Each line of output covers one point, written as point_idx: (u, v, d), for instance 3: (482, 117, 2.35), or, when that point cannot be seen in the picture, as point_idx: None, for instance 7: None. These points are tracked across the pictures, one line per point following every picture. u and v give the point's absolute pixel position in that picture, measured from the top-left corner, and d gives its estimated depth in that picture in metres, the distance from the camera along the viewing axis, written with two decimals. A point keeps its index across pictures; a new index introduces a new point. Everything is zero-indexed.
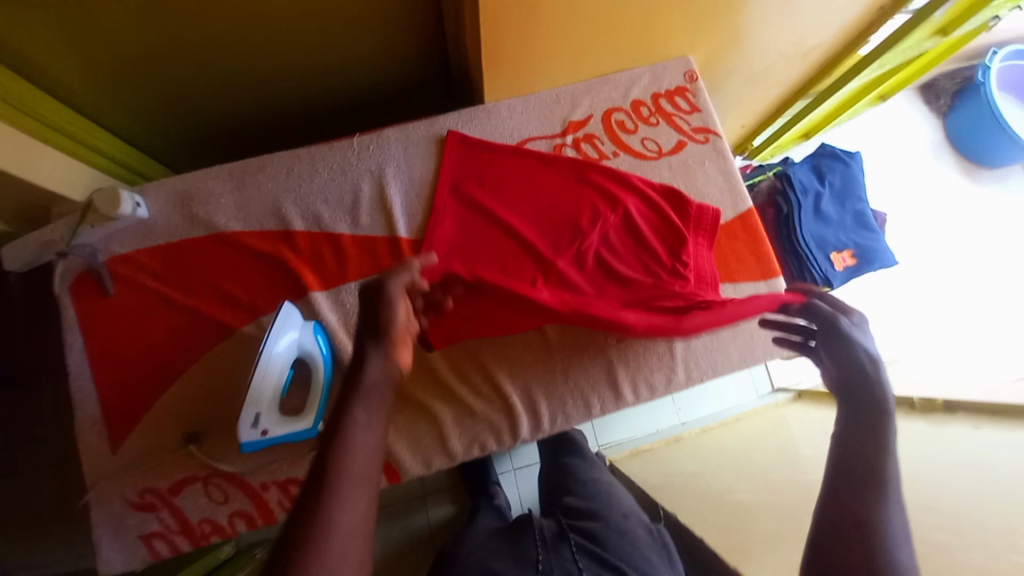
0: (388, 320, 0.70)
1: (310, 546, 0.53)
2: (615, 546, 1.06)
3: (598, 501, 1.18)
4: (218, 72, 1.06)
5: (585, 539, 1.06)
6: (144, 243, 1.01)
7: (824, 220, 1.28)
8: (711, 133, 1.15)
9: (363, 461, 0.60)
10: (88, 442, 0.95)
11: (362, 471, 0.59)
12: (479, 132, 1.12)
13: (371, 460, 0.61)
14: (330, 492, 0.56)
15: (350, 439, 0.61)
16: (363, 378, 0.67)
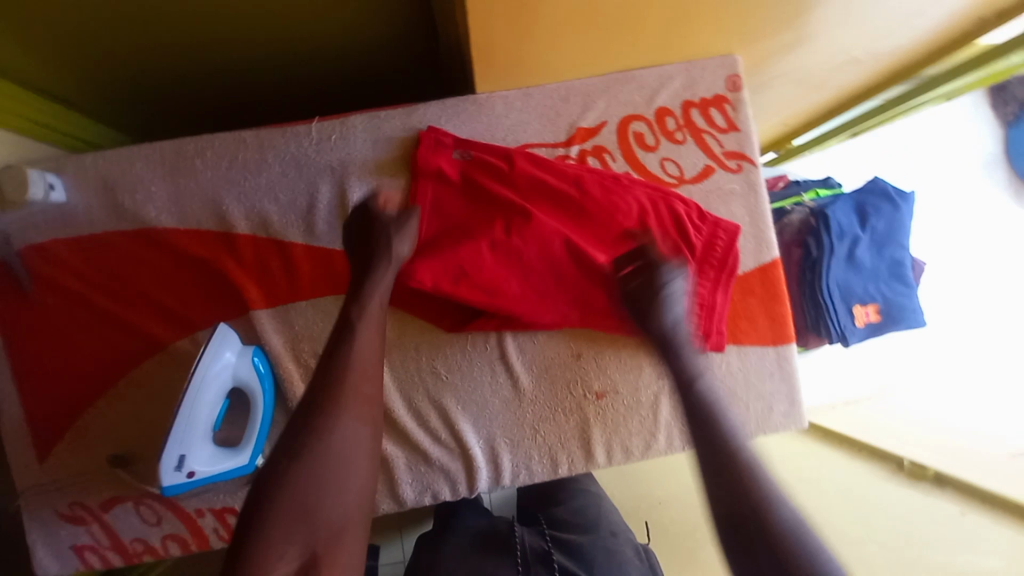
0: (379, 236, 0.79)
1: (309, 436, 0.61)
2: (601, 568, 0.92)
3: (585, 515, 1.05)
4: (142, 32, 0.85)
5: (569, 559, 0.93)
6: (64, 233, 0.87)
7: (855, 268, 1.11)
8: (746, 160, 0.95)
9: (365, 355, 0.68)
10: (14, 451, 0.88)
11: (365, 363, 0.67)
12: (465, 131, 0.92)
13: (357, 453, 0.63)
14: (330, 398, 0.63)
15: (352, 333, 0.69)
16: (359, 286, 0.74)
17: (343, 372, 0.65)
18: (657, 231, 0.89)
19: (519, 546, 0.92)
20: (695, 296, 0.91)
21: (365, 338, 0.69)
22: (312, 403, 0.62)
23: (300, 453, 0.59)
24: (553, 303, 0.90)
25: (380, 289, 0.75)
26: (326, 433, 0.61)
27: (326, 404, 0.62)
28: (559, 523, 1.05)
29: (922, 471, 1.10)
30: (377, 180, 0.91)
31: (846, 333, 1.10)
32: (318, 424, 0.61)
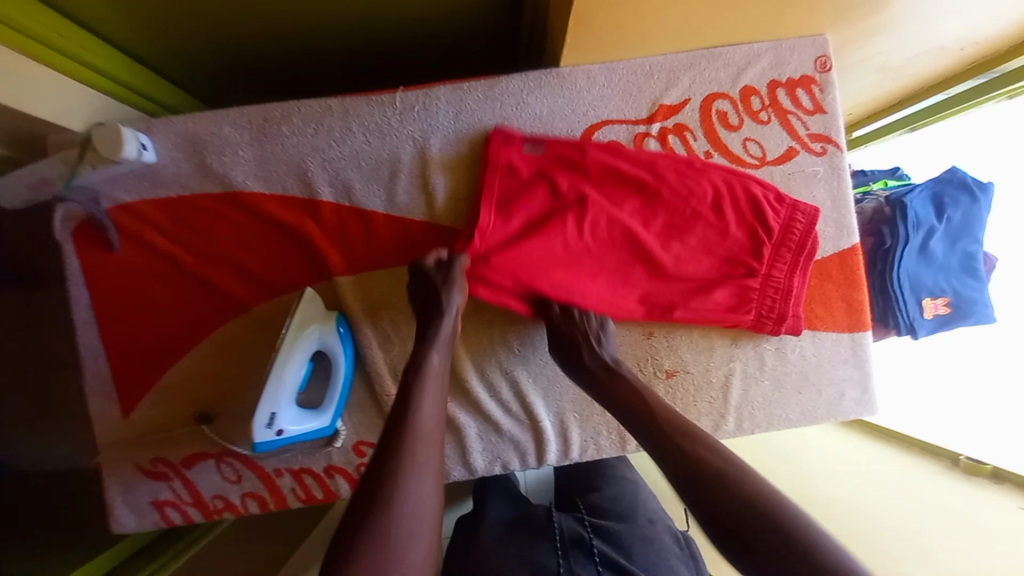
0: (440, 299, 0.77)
1: (375, 499, 0.53)
2: (641, 558, 0.83)
3: (621, 503, 0.96)
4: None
5: (608, 545, 0.84)
6: (152, 192, 0.89)
7: (927, 260, 1.09)
8: (831, 143, 0.93)
9: (431, 428, 0.62)
10: (95, 402, 0.90)
11: (429, 435, 0.61)
12: (547, 106, 0.91)
13: (426, 522, 0.54)
14: (401, 462, 0.57)
15: (418, 407, 0.64)
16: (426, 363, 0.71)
17: (406, 439, 0.59)
18: (731, 217, 0.86)
19: (557, 529, 0.85)
20: (768, 278, 0.89)
21: (427, 403, 0.64)
22: (377, 465, 0.56)
23: (370, 512, 0.52)
24: (626, 298, 0.89)
25: (440, 348, 0.74)
26: (391, 499, 0.53)
27: (391, 469, 0.56)
28: (598, 510, 0.95)
29: (979, 467, 1.06)
30: (458, 152, 0.91)
31: (915, 326, 1.09)
32: (386, 492, 0.54)
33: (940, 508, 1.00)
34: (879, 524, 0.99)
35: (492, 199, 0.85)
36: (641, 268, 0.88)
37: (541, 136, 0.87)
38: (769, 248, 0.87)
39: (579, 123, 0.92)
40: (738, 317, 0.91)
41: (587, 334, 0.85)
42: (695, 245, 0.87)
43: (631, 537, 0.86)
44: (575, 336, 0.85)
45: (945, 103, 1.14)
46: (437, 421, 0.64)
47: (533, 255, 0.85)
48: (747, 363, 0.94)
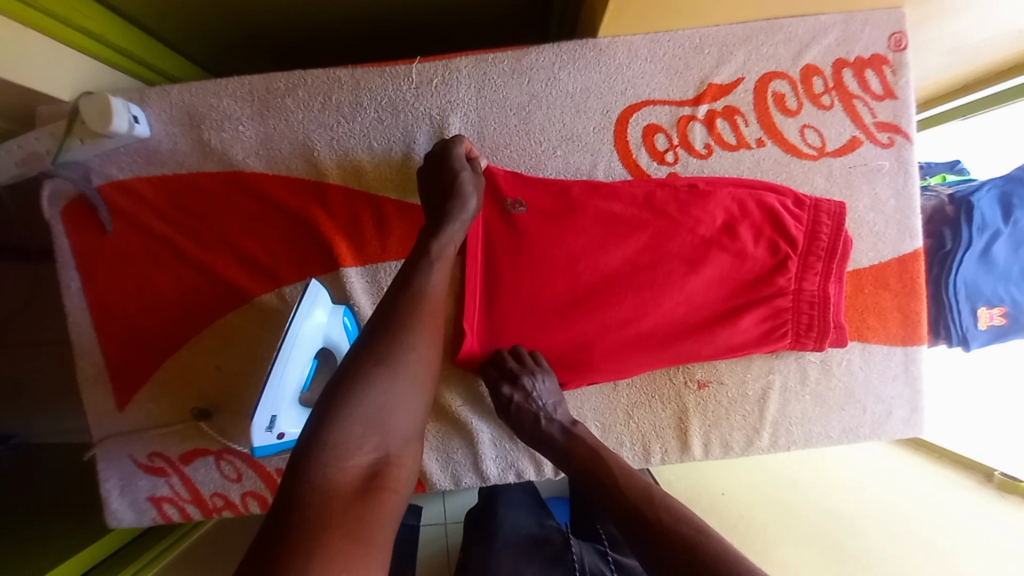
0: (455, 168, 0.72)
1: (381, 356, 0.55)
2: None
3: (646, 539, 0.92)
4: None
5: None
6: (146, 171, 0.82)
7: (987, 267, 0.97)
8: (901, 133, 0.83)
9: (442, 297, 0.62)
10: (91, 395, 0.85)
11: (439, 304, 0.61)
12: (581, 82, 0.81)
13: (426, 383, 0.57)
14: (407, 322, 0.57)
15: (431, 272, 0.62)
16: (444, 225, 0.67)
17: (415, 300, 0.59)
18: (747, 236, 0.80)
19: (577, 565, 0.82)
20: (800, 291, 0.81)
21: (440, 273, 0.62)
22: (382, 322, 0.57)
23: (379, 359, 0.54)
24: (641, 333, 0.82)
25: (462, 219, 0.69)
26: (398, 356, 0.55)
27: (398, 328, 0.57)
28: (620, 543, 0.90)
29: (1014, 485, 1.01)
30: (480, 133, 0.82)
31: (966, 337, 1.00)
32: (386, 351, 0.55)
33: (971, 523, 0.97)
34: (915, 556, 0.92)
35: (482, 269, 0.81)
36: (654, 304, 0.81)
37: (525, 189, 0.80)
38: (796, 260, 0.80)
39: (616, 102, 0.82)
40: (774, 341, 0.82)
41: (538, 412, 0.76)
42: (710, 278, 0.81)
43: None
44: (528, 410, 0.76)
45: (992, 98, 1.05)
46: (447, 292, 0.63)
47: (530, 304, 0.81)
48: (786, 377, 0.86)
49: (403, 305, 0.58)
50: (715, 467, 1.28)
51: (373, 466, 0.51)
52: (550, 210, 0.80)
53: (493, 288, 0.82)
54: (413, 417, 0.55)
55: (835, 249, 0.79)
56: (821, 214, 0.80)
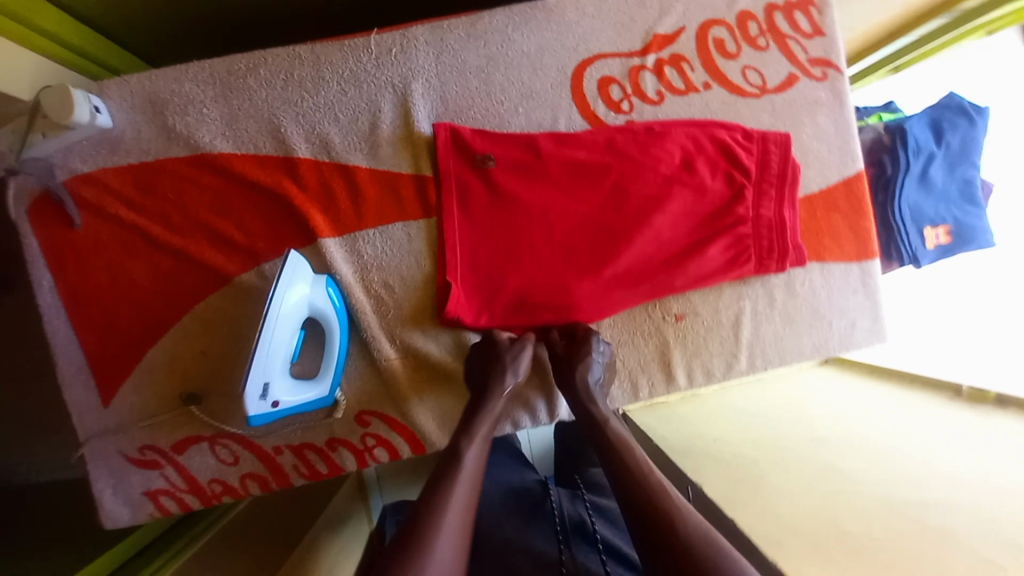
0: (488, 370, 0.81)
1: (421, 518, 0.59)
2: None
3: None
4: None
5: (605, 523, 0.86)
6: (111, 161, 0.82)
7: (926, 188, 1.07)
8: (832, 67, 0.90)
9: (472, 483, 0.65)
10: (73, 395, 0.83)
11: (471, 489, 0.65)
12: (534, 43, 0.86)
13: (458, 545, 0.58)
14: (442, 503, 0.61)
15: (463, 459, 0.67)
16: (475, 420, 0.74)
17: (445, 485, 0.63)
18: (705, 171, 0.86)
19: (558, 513, 0.85)
20: (757, 217, 0.86)
21: (471, 455, 0.68)
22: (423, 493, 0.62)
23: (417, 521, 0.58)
24: (616, 274, 0.86)
25: (489, 417, 0.75)
26: (433, 525, 0.58)
27: (432, 502, 0.60)
28: (597, 488, 0.99)
29: (982, 395, 1.06)
30: (443, 97, 0.85)
31: (917, 256, 1.08)
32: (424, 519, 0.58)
33: (938, 431, 1.03)
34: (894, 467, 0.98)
35: (459, 226, 0.85)
36: (626, 244, 0.85)
37: (493, 144, 0.84)
38: (750, 189, 0.86)
39: (570, 59, 0.86)
40: (738, 268, 0.88)
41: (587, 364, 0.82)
42: (676, 214, 0.86)
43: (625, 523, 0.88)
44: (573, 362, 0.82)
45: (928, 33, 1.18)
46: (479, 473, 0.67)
47: (507, 255, 0.85)
48: (756, 302, 0.92)
49: (465, 436, 0.70)
50: (707, 422, 1.32)
51: None
52: (518, 163, 0.84)
53: (472, 242, 0.85)
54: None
55: (785, 175, 0.86)
56: (766, 145, 0.86)
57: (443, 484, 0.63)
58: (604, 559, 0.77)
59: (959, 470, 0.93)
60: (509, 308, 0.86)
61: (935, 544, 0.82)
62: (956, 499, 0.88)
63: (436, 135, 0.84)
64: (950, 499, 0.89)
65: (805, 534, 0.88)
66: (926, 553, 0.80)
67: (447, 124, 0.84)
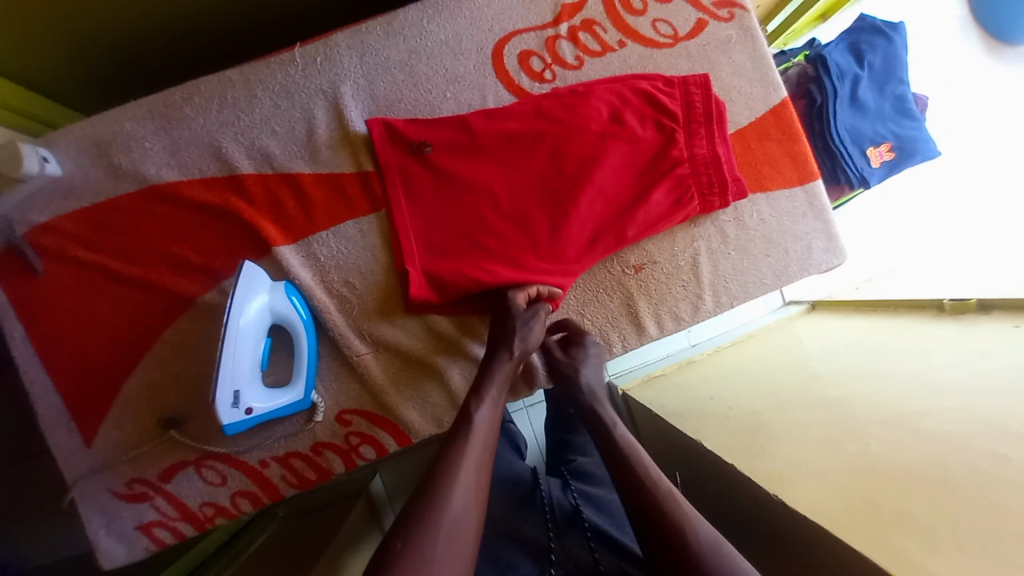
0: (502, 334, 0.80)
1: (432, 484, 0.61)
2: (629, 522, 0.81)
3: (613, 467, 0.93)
4: None
5: (596, 512, 0.81)
6: (65, 208, 0.85)
7: (861, 110, 1.10)
8: (737, 7, 0.94)
9: (484, 445, 0.67)
10: (55, 441, 0.84)
11: (482, 451, 0.66)
12: (451, 30, 0.90)
13: (472, 508, 0.60)
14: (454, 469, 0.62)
15: (474, 426, 0.68)
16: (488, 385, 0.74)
17: (456, 452, 0.65)
18: (634, 121, 0.88)
19: (546, 503, 0.83)
20: (693, 156, 0.89)
21: (482, 421, 0.69)
22: (434, 466, 0.63)
23: (427, 488, 0.60)
24: (567, 234, 0.87)
25: (499, 379, 0.75)
26: (445, 495, 0.59)
27: (444, 470, 0.62)
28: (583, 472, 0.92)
29: (965, 305, 1.00)
30: (373, 95, 0.89)
31: (866, 176, 1.09)
32: (436, 489, 0.60)
33: (923, 341, 0.99)
34: (885, 382, 0.93)
35: (408, 215, 0.88)
36: (571, 203, 0.87)
37: (427, 131, 0.87)
38: (681, 131, 0.88)
39: (487, 39, 0.90)
40: (684, 208, 0.89)
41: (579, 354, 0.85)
42: (614, 167, 0.88)
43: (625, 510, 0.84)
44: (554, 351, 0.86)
45: None
46: (491, 439, 0.69)
47: (457, 232, 0.87)
48: (709, 240, 0.93)
49: (470, 402, 0.71)
50: (704, 384, 1.27)
51: None
52: (454, 144, 0.87)
53: (423, 225, 0.88)
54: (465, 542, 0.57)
55: (717, 110, 0.88)
56: (690, 88, 0.89)
57: (452, 447, 0.66)
58: (591, 547, 0.74)
59: (951, 374, 0.88)
60: (459, 278, 0.85)
61: (929, 445, 0.76)
62: (950, 402, 0.81)
63: (371, 132, 0.87)
64: (943, 406, 0.81)
65: (809, 469, 0.84)
66: (930, 455, 0.75)
67: (380, 119, 0.88)
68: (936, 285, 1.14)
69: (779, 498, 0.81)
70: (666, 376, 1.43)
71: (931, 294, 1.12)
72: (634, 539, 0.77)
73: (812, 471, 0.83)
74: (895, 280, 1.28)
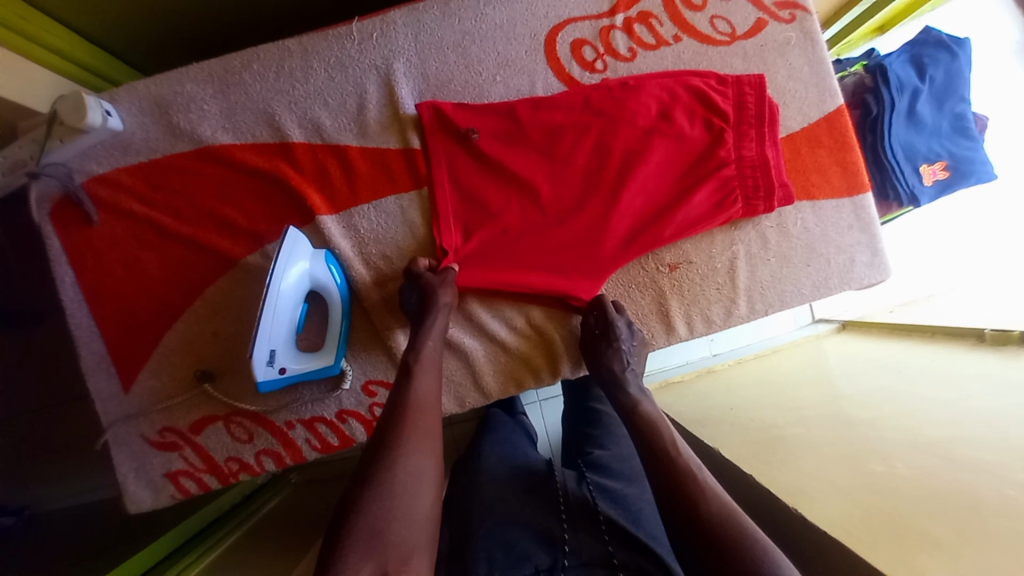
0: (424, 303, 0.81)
1: (380, 450, 0.62)
2: (649, 520, 0.79)
3: (630, 464, 0.91)
4: None
5: (612, 504, 0.80)
6: (123, 161, 0.88)
7: (917, 125, 1.06)
8: (799, 9, 0.92)
9: (429, 408, 0.69)
10: (95, 384, 0.88)
11: (427, 412, 0.68)
12: (506, 14, 0.90)
13: (424, 475, 0.61)
14: (400, 436, 0.64)
15: (414, 390, 0.70)
16: (420, 351, 0.77)
17: (402, 416, 0.66)
18: (683, 119, 0.87)
19: (561, 494, 0.81)
20: (740, 158, 0.87)
21: (422, 385, 0.71)
22: (382, 435, 0.64)
23: (379, 455, 0.61)
24: (605, 227, 0.87)
25: (432, 341, 0.78)
26: (393, 463, 0.60)
27: (392, 436, 0.63)
28: (601, 465, 0.91)
29: (1006, 335, 0.96)
30: (424, 74, 0.90)
31: (916, 193, 1.06)
32: (385, 456, 0.61)
33: (960, 368, 0.95)
34: (919, 406, 0.90)
35: (450, 196, 0.88)
36: (614, 199, 0.87)
37: (474, 117, 0.87)
38: (730, 132, 0.86)
39: (542, 26, 0.90)
40: (726, 211, 0.88)
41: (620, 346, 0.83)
42: (658, 164, 0.87)
43: (638, 504, 0.82)
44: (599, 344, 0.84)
45: None
46: (435, 401, 0.71)
47: (496, 216, 0.87)
48: (749, 245, 0.92)
49: (406, 366, 0.74)
50: (725, 394, 1.25)
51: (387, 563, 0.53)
52: (501, 130, 0.87)
53: (463, 207, 0.88)
54: (420, 504, 0.59)
55: (770, 113, 0.86)
56: (743, 88, 0.87)
57: (396, 410, 0.67)
58: (607, 542, 0.73)
59: (989, 401, 0.85)
60: (497, 272, 0.87)
61: (956, 474, 0.73)
62: (979, 430, 0.79)
63: (420, 113, 0.88)
64: (975, 434, 0.79)
65: (828, 484, 0.82)
66: (958, 480, 0.72)
67: (429, 102, 0.88)
68: (977, 313, 1.10)
69: (800, 512, 0.80)
70: (685, 383, 1.41)
71: (970, 322, 1.08)
72: (652, 535, 0.75)
73: (832, 486, 0.81)
74: (934, 306, 1.24)
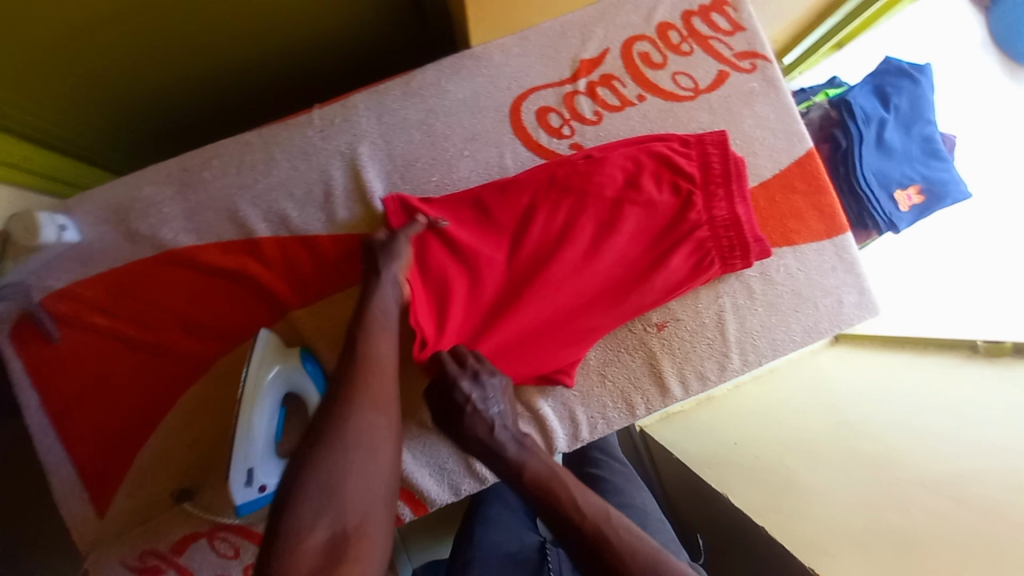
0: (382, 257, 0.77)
1: (333, 412, 0.62)
2: None
3: None
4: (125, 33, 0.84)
5: None
6: (86, 273, 0.84)
7: (887, 152, 1.06)
8: (759, 58, 0.92)
9: (385, 368, 0.68)
10: (69, 510, 0.82)
11: (383, 373, 0.67)
12: (468, 89, 0.89)
13: (379, 436, 0.62)
14: (354, 398, 0.63)
15: (372, 349, 0.69)
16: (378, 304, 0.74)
17: (358, 376, 0.66)
18: (651, 186, 0.85)
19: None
20: (712, 219, 0.86)
21: (380, 344, 0.69)
22: (335, 395, 0.64)
23: (330, 420, 0.61)
24: (586, 298, 0.85)
25: (386, 301, 0.74)
26: (346, 423, 0.61)
27: (346, 397, 0.63)
28: None
29: (1000, 347, 0.94)
30: (390, 156, 0.88)
31: (894, 220, 1.03)
32: (338, 420, 0.61)
33: (959, 387, 0.94)
34: (923, 434, 0.88)
35: (422, 288, 0.81)
36: (592, 270, 0.84)
37: (441, 209, 0.85)
38: (699, 193, 0.85)
39: (504, 97, 0.89)
40: (704, 272, 0.87)
41: (490, 420, 0.74)
42: (632, 232, 0.85)
43: None
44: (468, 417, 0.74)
45: None
46: (394, 361, 0.70)
47: (472, 303, 0.83)
48: (734, 296, 0.90)
49: (362, 323, 0.72)
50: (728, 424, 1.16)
51: (333, 540, 0.54)
52: (467, 214, 0.85)
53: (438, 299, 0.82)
54: (375, 470, 0.60)
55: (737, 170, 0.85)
56: (707, 148, 0.86)
57: (352, 368, 0.66)
58: None
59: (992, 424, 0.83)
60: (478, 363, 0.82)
61: (969, 517, 0.72)
62: (983, 464, 0.78)
63: (385, 207, 0.84)
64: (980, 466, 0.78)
65: (842, 535, 0.78)
66: (977, 525, 0.70)
67: (395, 194, 0.85)
68: None
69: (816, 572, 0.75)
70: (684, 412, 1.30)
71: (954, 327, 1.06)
72: None
73: (843, 532, 0.78)
74: None
